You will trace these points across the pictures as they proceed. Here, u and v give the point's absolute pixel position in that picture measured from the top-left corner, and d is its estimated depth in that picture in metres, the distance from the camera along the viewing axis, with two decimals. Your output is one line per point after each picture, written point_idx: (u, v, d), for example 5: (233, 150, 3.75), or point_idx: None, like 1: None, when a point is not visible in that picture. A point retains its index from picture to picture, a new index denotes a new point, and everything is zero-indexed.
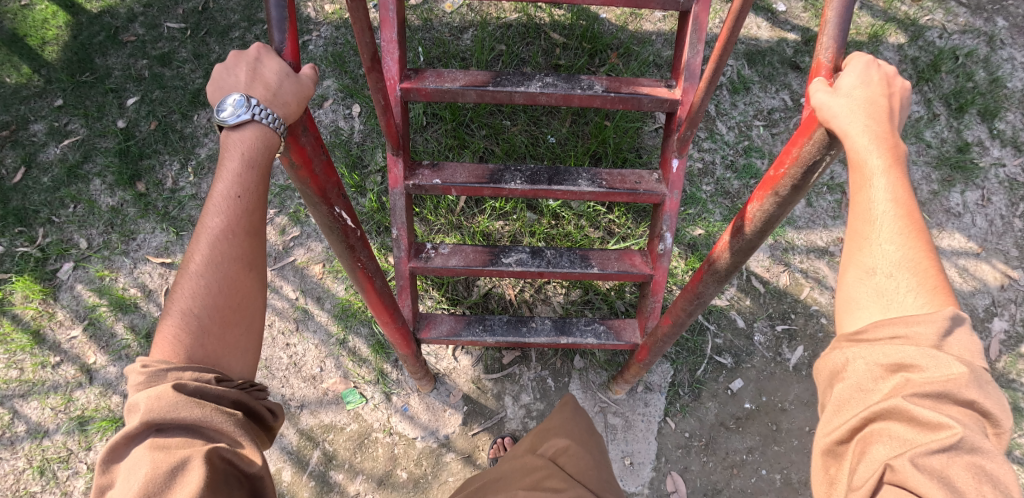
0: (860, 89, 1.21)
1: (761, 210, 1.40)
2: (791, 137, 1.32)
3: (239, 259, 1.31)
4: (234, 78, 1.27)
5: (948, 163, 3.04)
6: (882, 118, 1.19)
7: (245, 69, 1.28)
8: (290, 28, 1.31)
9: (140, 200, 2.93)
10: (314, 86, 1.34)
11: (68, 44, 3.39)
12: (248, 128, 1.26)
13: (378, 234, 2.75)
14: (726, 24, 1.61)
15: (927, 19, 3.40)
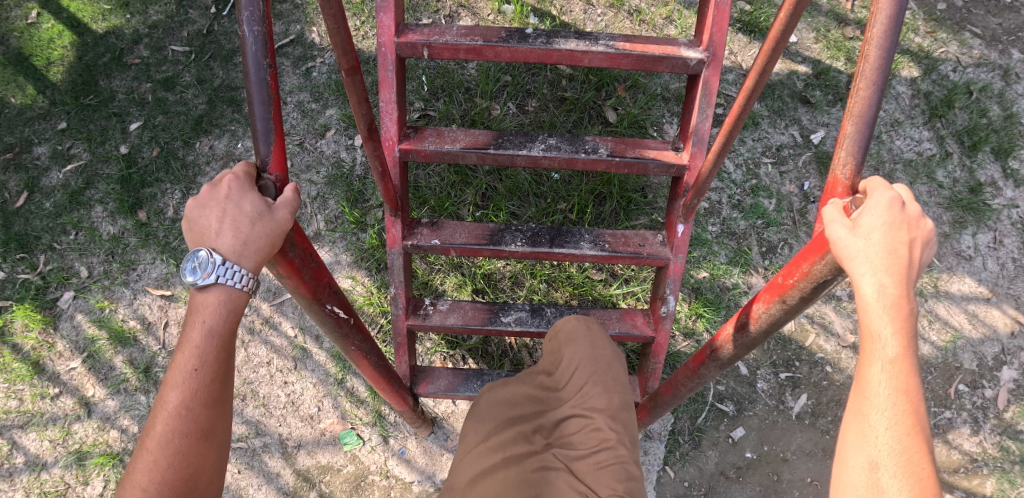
0: (880, 234, 1.14)
1: (767, 312, 1.39)
2: (804, 249, 1.29)
3: (197, 431, 1.30)
4: (209, 219, 1.27)
5: (960, 205, 2.96)
6: (899, 276, 1.14)
7: (221, 207, 1.27)
8: (276, 140, 1.34)
9: (141, 229, 2.90)
10: (293, 213, 1.31)
11: (73, 65, 3.38)
12: (213, 289, 1.27)
13: (377, 272, 2.73)
14: (737, 101, 1.59)
15: (941, 50, 3.34)
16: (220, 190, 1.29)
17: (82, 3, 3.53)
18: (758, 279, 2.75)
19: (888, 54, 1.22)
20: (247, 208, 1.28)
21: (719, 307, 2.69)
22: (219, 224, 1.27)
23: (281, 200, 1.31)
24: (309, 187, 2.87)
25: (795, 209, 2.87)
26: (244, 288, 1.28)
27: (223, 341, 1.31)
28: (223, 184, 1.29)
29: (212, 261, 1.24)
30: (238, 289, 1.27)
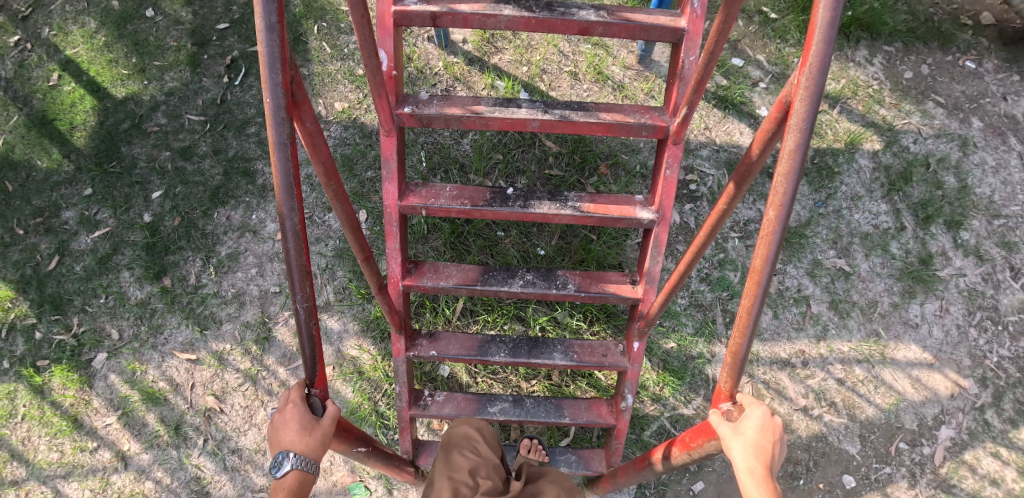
0: (754, 431, 1.63)
1: (680, 458, 1.90)
2: (701, 427, 1.81)
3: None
4: (283, 434, 1.71)
5: (911, 275, 3.23)
6: (766, 462, 1.59)
7: (289, 424, 1.72)
8: (320, 364, 1.72)
9: (166, 294, 3.19)
10: (337, 417, 1.76)
11: (96, 130, 3.65)
12: (288, 476, 1.70)
13: (382, 340, 3.03)
14: (682, 263, 1.86)
15: (904, 121, 3.59)
16: (286, 410, 1.74)
17: (101, 67, 3.83)
18: (721, 348, 3.05)
19: (752, 319, 1.61)
20: (305, 419, 1.73)
21: (683, 375, 3.00)
22: (291, 436, 1.71)
23: (327, 412, 1.77)
24: (317, 258, 3.15)
25: None
26: (312, 474, 1.73)
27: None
28: (290, 406, 1.74)
29: (291, 464, 1.69)
30: (311, 474, 1.72)
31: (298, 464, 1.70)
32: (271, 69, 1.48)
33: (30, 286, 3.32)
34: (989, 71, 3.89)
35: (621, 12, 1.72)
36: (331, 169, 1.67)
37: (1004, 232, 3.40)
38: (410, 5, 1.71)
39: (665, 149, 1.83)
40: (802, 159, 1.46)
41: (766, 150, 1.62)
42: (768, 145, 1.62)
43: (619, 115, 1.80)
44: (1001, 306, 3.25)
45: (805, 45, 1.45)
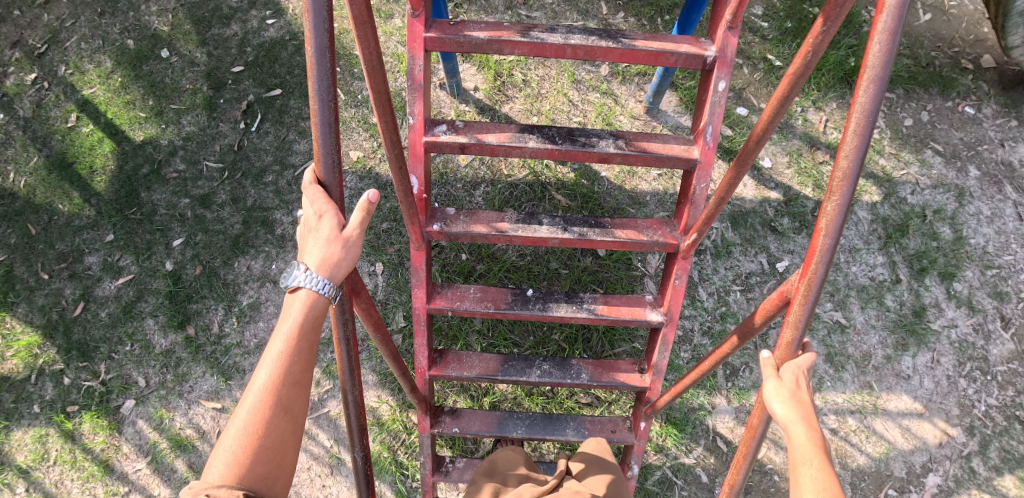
0: (790, 375, 1.72)
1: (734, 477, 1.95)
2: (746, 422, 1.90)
3: (279, 406, 1.61)
4: (305, 242, 1.67)
5: (904, 328, 3.35)
6: (802, 397, 1.69)
7: (311, 228, 1.66)
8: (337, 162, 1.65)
9: (191, 344, 3.32)
10: (361, 233, 1.68)
11: (115, 175, 3.74)
12: (301, 291, 1.64)
13: (400, 392, 3.17)
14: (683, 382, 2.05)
15: (902, 172, 3.70)
16: (308, 218, 1.67)
17: (118, 109, 3.92)
18: (721, 399, 3.18)
19: (746, 464, 1.91)
20: (327, 234, 1.65)
21: (684, 427, 3.14)
22: (312, 247, 1.65)
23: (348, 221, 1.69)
24: None
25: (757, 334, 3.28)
26: (327, 296, 1.65)
27: (308, 338, 1.65)
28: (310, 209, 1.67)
29: (303, 277, 1.63)
30: (323, 296, 1.64)
31: (308, 276, 1.63)
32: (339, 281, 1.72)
33: (57, 331, 3.44)
34: (987, 117, 3.99)
35: (640, 142, 1.86)
36: (379, 323, 1.90)
37: (996, 282, 3.52)
38: (441, 135, 1.84)
39: (673, 264, 1.99)
40: (796, 348, 1.72)
41: (767, 324, 1.82)
42: (768, 319, 1.83)
43: (632, 233, 1.94)
44: (990, 357, 3.37)
45: (807, 256, 1.64)
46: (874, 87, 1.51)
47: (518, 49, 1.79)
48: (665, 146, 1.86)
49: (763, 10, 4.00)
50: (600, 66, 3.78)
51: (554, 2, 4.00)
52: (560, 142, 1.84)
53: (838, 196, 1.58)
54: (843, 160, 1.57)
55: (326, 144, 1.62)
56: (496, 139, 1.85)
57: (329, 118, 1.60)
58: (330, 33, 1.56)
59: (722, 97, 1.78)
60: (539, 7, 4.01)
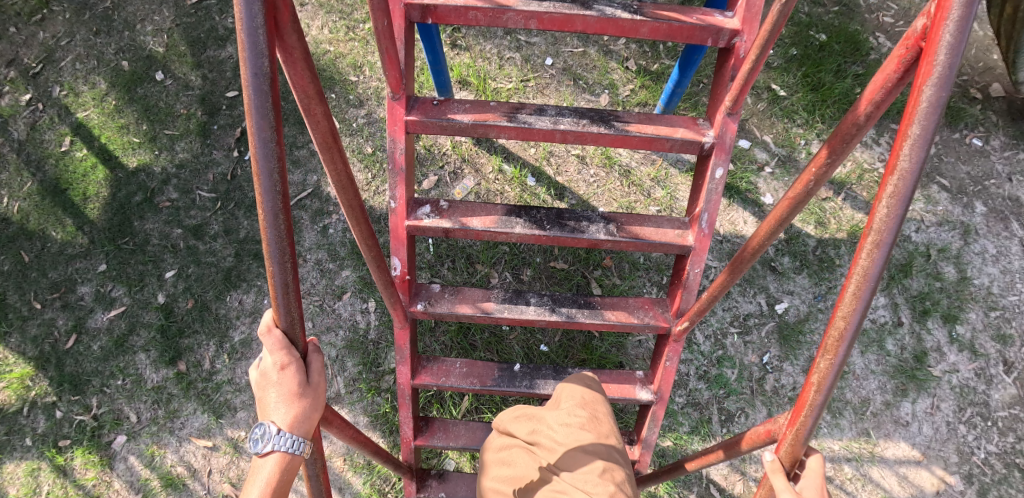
0: (808, 481, 1.71)
1: None
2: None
3: None
4: (269, 402, 1.62)
5: (904, 373, 3.30)
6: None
7: (276, 386, 1.61)
8: (298, 318, 1.60)
9: (182, 379, 3.31)
10: (325, 381, 1.68)
11: (108, 202, 3.71)
12: (272, 454, 1.61)
13: (391, 433, 3.16)
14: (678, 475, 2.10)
15: (907, 209, 3.63)
16: (269, 370, 1.62)
17: (112, 134, 3.89)
18: (715, 446, 3.14)
19: None
20: (292, 389, 1.62)
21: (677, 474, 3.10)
22: (277, 402, 1.61)
23: (312, 369, 1.67)
24: (329, 349, 3.28)
25: (754, 378, 3.23)
26: (300, 453, 1.65)
27: (286, 482, 1.66)
28: (271, 366, 1.61)
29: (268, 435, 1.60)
30: (297, 454, 1.63)
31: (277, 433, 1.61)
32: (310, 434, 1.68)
33: (49, 363, 3.42)
34: (996, 149, 3.90)
35: (630, 228, 1.87)
36: (354, 435, 1.92)
37: (999, 323, 3.45)
38: (423, 219, 1.87)
39: (664, 345, 2.03)
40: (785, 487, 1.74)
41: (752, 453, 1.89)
42: (755, 447, 1.89)
43: (623, 315, 1.97)
44: (991, 402, 3.31)
45: (798, 404, 1.68)
46: (877, 254, 1.49)
47: (503, 133, 1.84)
48: (658, 231, 1.88)
49: None
50: (600, 95, 3.76)
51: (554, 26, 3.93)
52: (546, 226, 1.89)
53: (832, 354, 1.58)
54: (840, 318, 1.57)
55: (285, 308, 1.56)
56: (480, 223, 1.87)
57: (287, 278, 1.53)
58: (284, 195, 1.48)
59: (719, 184, 1.82)
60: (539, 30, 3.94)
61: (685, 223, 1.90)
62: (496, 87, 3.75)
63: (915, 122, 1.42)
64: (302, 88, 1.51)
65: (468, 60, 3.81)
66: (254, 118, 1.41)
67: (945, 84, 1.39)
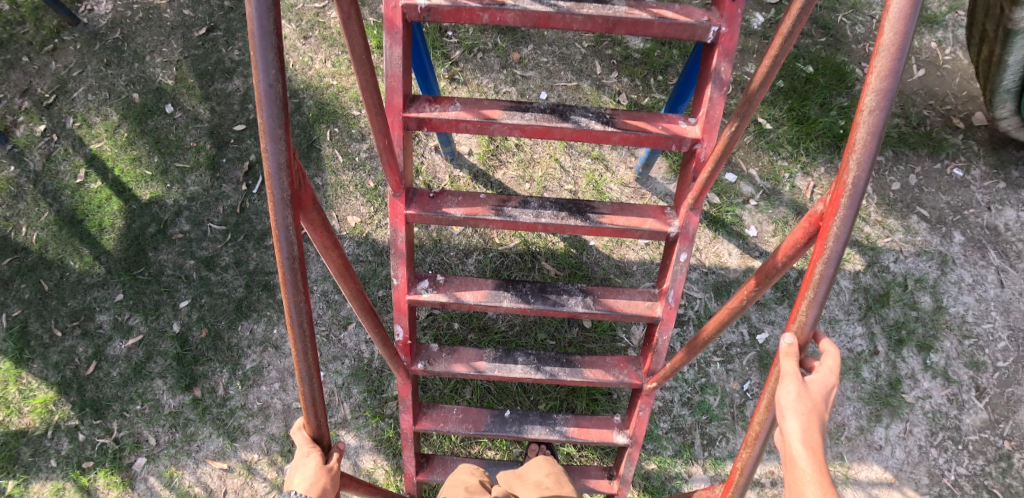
0: (829, 359, 1.80)
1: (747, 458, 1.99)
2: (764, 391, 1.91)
3: None
4: (295, 479, 1.89)
5: (878, 399, 3.48)
6: (826, 383, 1.78)
7: (303, 468, 1.90)
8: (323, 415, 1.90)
9: (198, 404, 3.52)
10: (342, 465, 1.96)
11: (123, 233, 3.91)
12: None
13: (393, 457, 3.34)
14: None
15: (886, 240, 3.80)
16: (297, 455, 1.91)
17: (125, 166, 4.08)
18: (697, 469, 3.32)
19: None
20: (316, 466, 1.90)
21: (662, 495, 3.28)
22: (302, 478, 1.88)
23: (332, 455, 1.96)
24: (335, 376, 3.47)
25: (736, 405, 3.42)
26: None
27: None
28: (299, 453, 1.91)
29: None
30: None
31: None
32: None
33: (71, 388, 3.63)
34: (976, 179, 4.04)
35: (605, 300, 2.16)
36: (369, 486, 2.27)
37: (973, 351, 3.60)
38: (422, 293, 2.15)
39: (638, 398, 2.28)
40: None
41: None
42: None
43: (600, 372, 2.25)
44: (963, 426, 3.45)
45: (730, 481, 2.08)
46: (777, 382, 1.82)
47: (491, 223, 2.13)
48: (631, 302, 2.17)
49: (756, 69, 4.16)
50: None
51: (549, 61, 4.09)
52: (531, 301, 2.18)
53: (751, 447, 1.95)
54: (757, 422, 1.91)
55: (315, 415, 1.86)
56: (473, 297, 2.16)
57: (315, 395, 1.82)
58: (311, 333, 1.76)
59: (684, 267, 2.10)
60: (534, 64, 4.09)
61: (654, 295, 2.19)
62: None
63: (811, 288, 1.73)
64: (320, 237, 1.79)
65: (465, 93, 4.01)
66: (288, 286, 1.68)
67: (833, 261, 1.69)
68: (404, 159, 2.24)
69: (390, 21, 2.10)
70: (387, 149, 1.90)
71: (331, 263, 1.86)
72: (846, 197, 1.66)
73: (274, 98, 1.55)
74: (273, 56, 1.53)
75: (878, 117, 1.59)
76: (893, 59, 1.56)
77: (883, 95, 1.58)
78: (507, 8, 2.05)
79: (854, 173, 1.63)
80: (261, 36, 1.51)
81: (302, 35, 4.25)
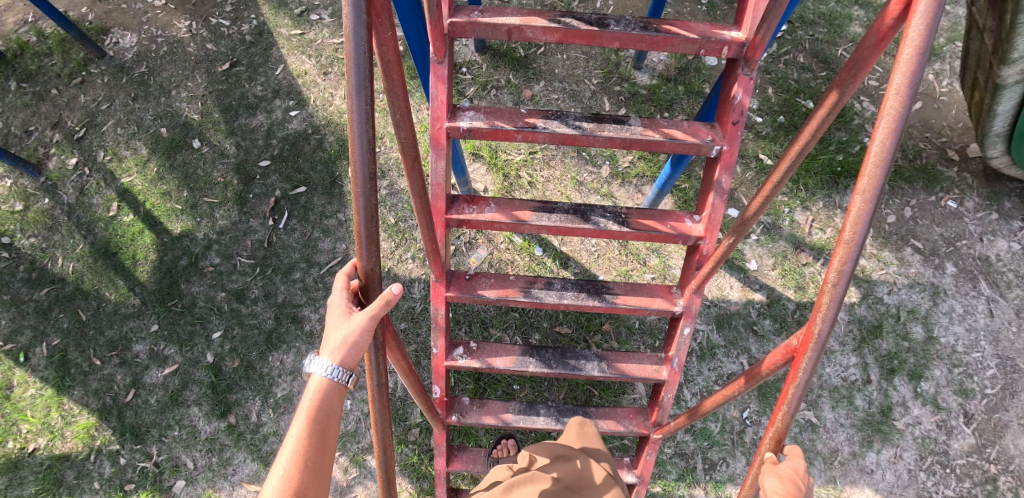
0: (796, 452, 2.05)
1: None
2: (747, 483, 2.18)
3: (315, 442, 1.94)
4: (330, 321, 1.96)
5: (870, 426, 3.68)
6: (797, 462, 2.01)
7: (337, 311, 1.96)
8: (367, 264, 1.88)
9: (232, 430, 3.75)
10: (371, 320, 1.91)
11: (156, 265, 4.13)
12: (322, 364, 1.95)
13: (416, 480, 3.55)
14: None
15: (880, 272, 4.02)
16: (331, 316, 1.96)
17: (156, 200, 4.29)
18: (700, 491, 3.52)
19: None
20: (348, 313, 1.95)
21: None
22: (336, 324, 1.95)
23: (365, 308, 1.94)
24: (362, 405, 3.73)
25: (736, 431, 3.64)
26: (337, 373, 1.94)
27: (333, 397, 1.98)
28: (339, 302, 1.98)
29: (317, 362, 1.95)
30: (334, 380, 1.94)
31: (323, 361, 1.93)
32: (352, 355, 1.93)
33: (111, 414, 3.83)
34: (969, 210, 4.22)
35: (618, 365, 2.44)
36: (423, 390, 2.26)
37: (962, 379, 3.80)
38: (458, 359, 2.45)
39: (646, 444, 2.49)
40: None
41: None
42: None
43: (612, 423, 2.51)
44: (951, 451, 3.64)
45: None
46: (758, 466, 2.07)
47: (522, 303, 2.38)
48: (640, 366, 2.45)
49: (758, 105, 4.35)
50: (602, 166, 4.08)
51: (560, 98, 4.30)
52: (554, 366, 2.49)
53: None
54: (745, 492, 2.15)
55: (385, 476, 2.16)
56: (503, 362, 2.46)
57: (388, 472, 2.16)
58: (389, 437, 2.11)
59: (687, 340, 2.36)
60: (546, 101, 4.30)
61: (660, 360, 2.46)
62: (507, 160, 4.08)
63: (785, 406, 1.98)
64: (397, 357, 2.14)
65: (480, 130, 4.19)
66: (376, 402, 2.02)
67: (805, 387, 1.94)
68: (443, 245, 2.49)
69: (435, 138, 2.27)
70: (435, 252, 2.16)
71: (400, 366, 2.17)
72: (814, 340, 1.92)
73: (370, 277, 1.89)
74: (371, 242, 1.83)
75: (840, 279, 1.84)
76: (849, 250, 1.82)
77: (842, 273, 1.84)
78: (538, 130, 2.25)
79: (818, 326, 1.89)
80: (361, 161, 1.77)
81: (322, 70, 4.66)
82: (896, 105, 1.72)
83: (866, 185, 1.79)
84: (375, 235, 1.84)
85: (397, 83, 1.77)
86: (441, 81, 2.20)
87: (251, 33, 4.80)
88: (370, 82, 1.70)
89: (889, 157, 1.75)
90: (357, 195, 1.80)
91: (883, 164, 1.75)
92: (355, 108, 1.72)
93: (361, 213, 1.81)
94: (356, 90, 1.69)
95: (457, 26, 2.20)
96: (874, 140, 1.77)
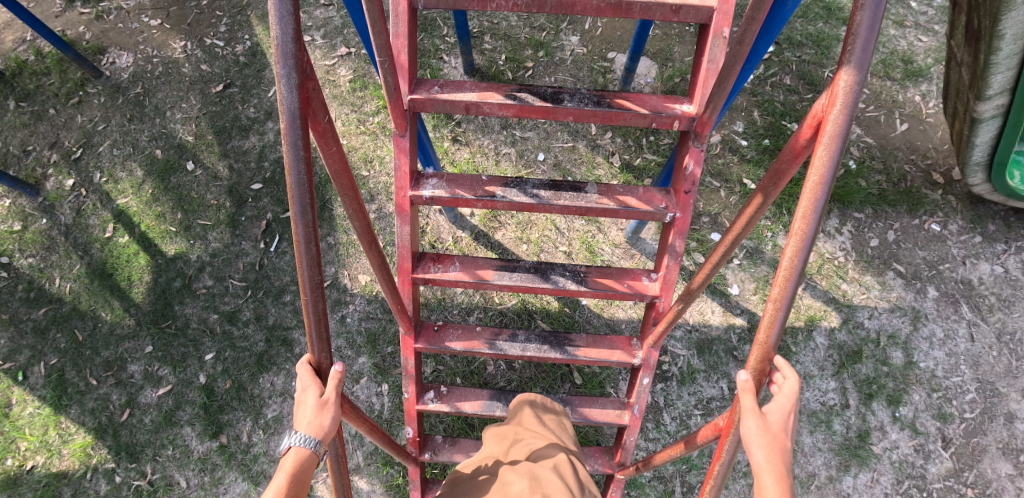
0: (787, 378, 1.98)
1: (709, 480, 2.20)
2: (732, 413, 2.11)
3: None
4: (300, 405, 2.04)
5: (847, 450, 3.74)
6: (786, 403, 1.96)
7: (307, 398, 2.04)
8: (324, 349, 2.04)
9: (224, 450, 3.84)
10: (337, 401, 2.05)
11: (151, 287, 4.23)
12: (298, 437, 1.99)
13: None
14: None
15: (862, 296, 4.08)
16: (303, 397, 2.04)
17: (151, 222, 4.38)
18: None
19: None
20: (320, 399, 2.03)
21: None
22: (309, 405, 2.03)
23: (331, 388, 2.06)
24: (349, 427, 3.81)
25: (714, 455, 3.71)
26: (313, 448, 2.00)
27: (309, 462, 2.00)
28: (308, 388, 2.06)
29: (298, 439, 1.99)
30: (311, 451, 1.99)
31: (303, 440, 2.00)
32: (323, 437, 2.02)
33: (107, 434, 3.92)
34: (952, 233, 4.26)
35: (582, 409, 2.69)
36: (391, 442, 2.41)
37: (940, 403, 3.84)
38: (428, 403, 2.69)
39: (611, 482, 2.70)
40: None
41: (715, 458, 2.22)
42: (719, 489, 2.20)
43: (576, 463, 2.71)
44: (929, 475, 3.69)
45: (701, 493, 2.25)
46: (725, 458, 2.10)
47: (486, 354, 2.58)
48: (603, 411, 2.68)
49: (743, 127, 4.39)
50: None
51: (547, 122, 4.35)
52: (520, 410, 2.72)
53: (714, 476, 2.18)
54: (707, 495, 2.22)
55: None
56: (471, 406, 2.67)
57: None
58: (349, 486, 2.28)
59: (645, 389, 2.56)
60: (533, 125, 4.35)
61: (622, 405, 2.69)
62: None
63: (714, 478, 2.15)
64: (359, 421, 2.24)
65: (468, 154, 4.25)
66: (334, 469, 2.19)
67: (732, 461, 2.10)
68: (410, 304, 2.61)
69: (399, 207, 2.42)
70: (401, 312, 2.38)
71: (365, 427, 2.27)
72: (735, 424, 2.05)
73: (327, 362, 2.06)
74: (321, 338, 2.01)
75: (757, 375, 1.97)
76: (762, 351, 1.95)
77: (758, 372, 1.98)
78: (496, 198, 2.41)
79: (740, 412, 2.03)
80: (307, 266, 1.91)
81: None
82: (803, 227, 1.83)
83: (778, 294, 1.91)
84: (325, 333, 2.02)
85: (347, 187, 2.03)
86: (403, 153, 2.36)
87: (245, 54, 4.89)
88: (311, 208, 1.87)
89: (797, 272, 1.86)
90: (306, 303, 1.96)
91: (792, 278, 1.87)
92: (299, 226, 1.87)
93: (310, 318, 1.97)
94: (299, 216, 1.85)
95: (416, 102, 2.37)
96: (785, 255, 1.88)
